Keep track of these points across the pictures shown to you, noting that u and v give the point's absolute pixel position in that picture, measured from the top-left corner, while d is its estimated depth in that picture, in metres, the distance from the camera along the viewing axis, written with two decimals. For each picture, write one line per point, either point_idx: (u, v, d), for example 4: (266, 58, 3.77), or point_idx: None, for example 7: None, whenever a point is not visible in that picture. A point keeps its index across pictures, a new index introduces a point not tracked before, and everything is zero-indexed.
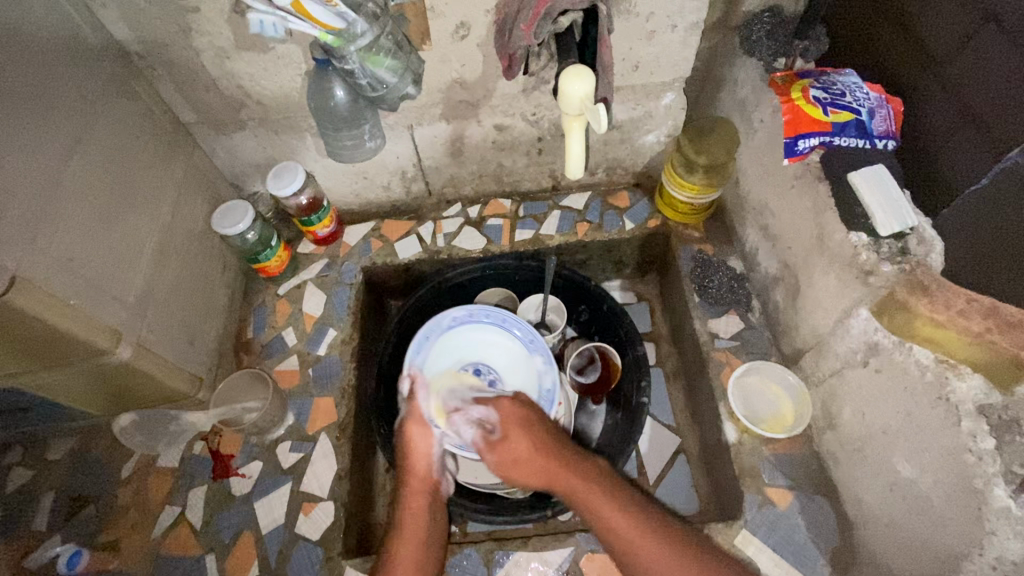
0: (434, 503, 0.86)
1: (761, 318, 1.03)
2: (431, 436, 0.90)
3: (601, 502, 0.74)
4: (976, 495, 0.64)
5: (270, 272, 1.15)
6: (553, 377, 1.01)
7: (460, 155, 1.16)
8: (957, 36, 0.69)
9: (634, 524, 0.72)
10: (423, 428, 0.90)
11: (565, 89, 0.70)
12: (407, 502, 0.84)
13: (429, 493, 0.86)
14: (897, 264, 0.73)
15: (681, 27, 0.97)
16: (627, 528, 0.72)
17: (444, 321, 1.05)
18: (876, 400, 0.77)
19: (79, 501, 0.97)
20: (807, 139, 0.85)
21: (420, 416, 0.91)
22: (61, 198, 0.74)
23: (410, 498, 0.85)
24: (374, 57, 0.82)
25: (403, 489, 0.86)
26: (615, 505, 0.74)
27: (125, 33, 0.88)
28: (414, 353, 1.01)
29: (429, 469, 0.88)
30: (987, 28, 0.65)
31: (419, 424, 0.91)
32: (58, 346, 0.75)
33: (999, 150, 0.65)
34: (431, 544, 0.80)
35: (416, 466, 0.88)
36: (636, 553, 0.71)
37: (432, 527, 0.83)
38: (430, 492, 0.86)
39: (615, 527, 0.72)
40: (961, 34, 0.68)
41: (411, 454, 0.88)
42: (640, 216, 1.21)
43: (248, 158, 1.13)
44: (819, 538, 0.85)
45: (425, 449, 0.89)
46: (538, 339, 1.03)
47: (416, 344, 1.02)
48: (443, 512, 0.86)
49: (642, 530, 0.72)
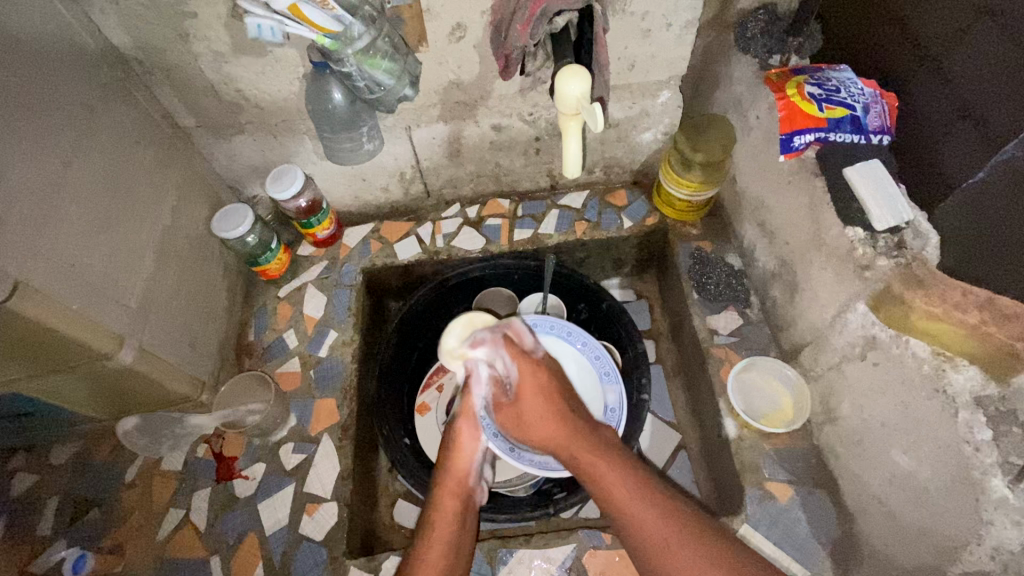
0: (467, 508, 0.87)
1: (760, 314, 1.04)
2: (478, 439, 0.92)
3: (606, 469, 0.77)
4: (974, 487, 0.65)
5: (270, 275, 1.15)
6: (617, 394, 0.99)
7: (458, 155, 1.17)
8: (955, 30, 0.68)
9: (631, 492, 0.74)
10: (473, 432, 0.92)
11: (562, 88, 0.71)
12: (439, 501, 0.86)
13: (462, 496, 0.88)
14: (893, 257, 0.74)
15: (676, 25, 0.98)
16: (623, 494, 0.74)
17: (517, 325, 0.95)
18: (873, 393, 0.78)
19: (83, 505, 0.98)
20: (802, 136, 0.85)
21: (472, 414, 0.92)
22: (62, 203, 0.74)
23: (442, 499, 0.86)
24: (371, 60, 0.83)
25: (436, 489, 0.88)
26: (614, 471, 0.76)
27: (123, 38, 0.89)
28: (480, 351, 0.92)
29: (467, 472, 0.90)
30: (986, 20, 0.64)
31: (470, 421, 0.92)
32: (60, 351, 0.75)
33: (994, 143, 0.64)
34: (459, 547, 0.82)
35: (457, 466, 0.90)
36: (642, 529, 0.72)
37: (462, 529, 0.84)
38: (463, 496, 0.87)
39: (620, 498, 0.74)
40: (960, 27, 0.68)
41: (454, 454, 0.91)
42: (639, 213, 1.21)
43: (248, 161, 1.13)
44: (820, 531, 0.86)
45: (471, 450, 0.92)
46: (606, 360, 1.01)
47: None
48: (472, 518, 0.87)
49: (642, 508, 0.73)
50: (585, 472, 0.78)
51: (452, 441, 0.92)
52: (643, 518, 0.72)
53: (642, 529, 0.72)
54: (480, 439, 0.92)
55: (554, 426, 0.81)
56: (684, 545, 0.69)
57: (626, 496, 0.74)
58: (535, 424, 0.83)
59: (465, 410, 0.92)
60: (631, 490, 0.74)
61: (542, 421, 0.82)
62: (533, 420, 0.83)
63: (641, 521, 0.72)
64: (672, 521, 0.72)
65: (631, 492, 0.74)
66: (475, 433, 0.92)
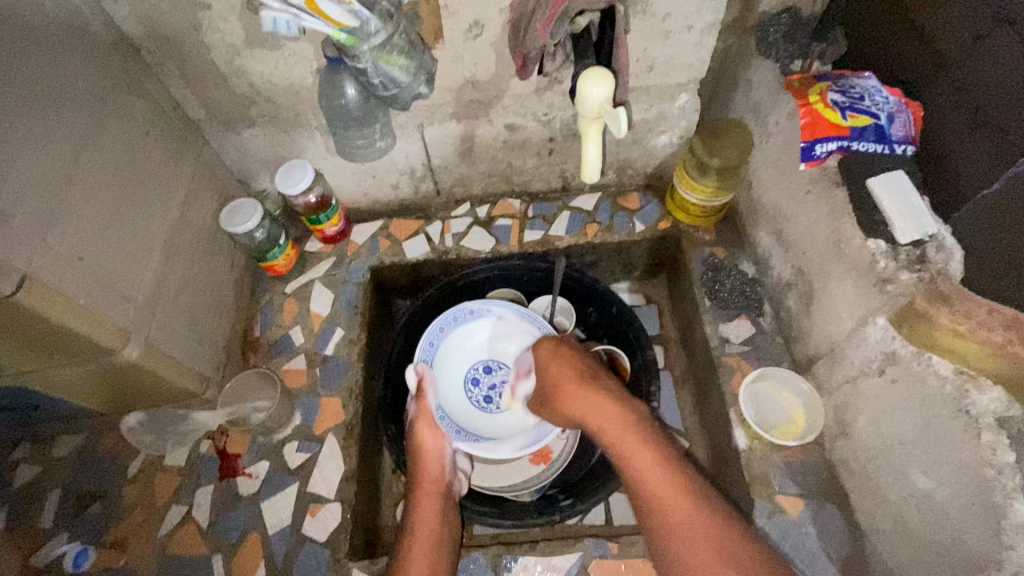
0: (445, 502, 0.89)
1: (773, 323, 1.02)
2: (441, 436, 0.93)
3: (637, 447, 0.76)
4: (995, 510, 0.63)
5: (278, 270, 1.14)
6: None
7: (471, 154, 1.15)
8: (972, 38, 0.67)
9: (671, 482, 0.73)
10: (433, 430, 0.93)
11: (583, 92, 0.71)
12: (418, 502, 0.88)
13: (441, 493, 0.90)
14: (915, 272, 0.72)
15: (697, 28, 0.96)
16: (666, 490, 0.73)
17: (447, 323, 1.06)
18: (891, 410, 0.76)
19: (85, 499, 0.97)
20: (825, 144, 0.83)
21: (429, 416, 0.94)
22: (71, 196, 0.73)
23: (422, 499, 0.88)
24: (387, 57, 0.81)
25: (415, 490, 0.89)
26: (656, 462, 0.75)
27: (136, 28, 0.87)
28: (423, 354, 1.03)
29: (441, 471, 0.92)
30: (1004, 26, 0.63)
31: (427, 423, 0.94)
32: (66, 345, 0.74)
33: (1012, 153, 0.63)
34: (440, 540, 0.83)
35: (426, 462, 0.91)
36: (665, 506, 0.72)
37: (443, 525, 0.86)
38: (442, 492, 0.90)
39: (652, 484, 0.74)
40: (977, 34, 0.67)
41: (423, 454, 0.92)
42: (651, 217, 1.19)
43: (257, 155, 1.12)
44: (831, 547, 0.84)
45: (437, 449, 0.93)
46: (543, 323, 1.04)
47: (423, 350, 1.03)
48: (454, 512, 0.89)
49: (687, 509, 0.71)
50: (620, 448, 0.77)
51: (416, 446, 0.92)
52: (677, 513, 0.71)
53: (675, 518, 0.71)
54: (444, 437, 0.93)
55: (592, 399, 0.82)
56: (726, 554, 0.67)
57: (657, 477, 0.74)
58: (573, 401, 0.83)
59: (421, 415, 0.94)
60: (665, 485, 0.73)
61: (580, 396, 0.83)
62: (580, 392, 0.83)
63: (679, 513, 0.71)
64: (713, 522, 0.70)
65: (665, 485, 0.73)
66: (436, 431, 0.93)
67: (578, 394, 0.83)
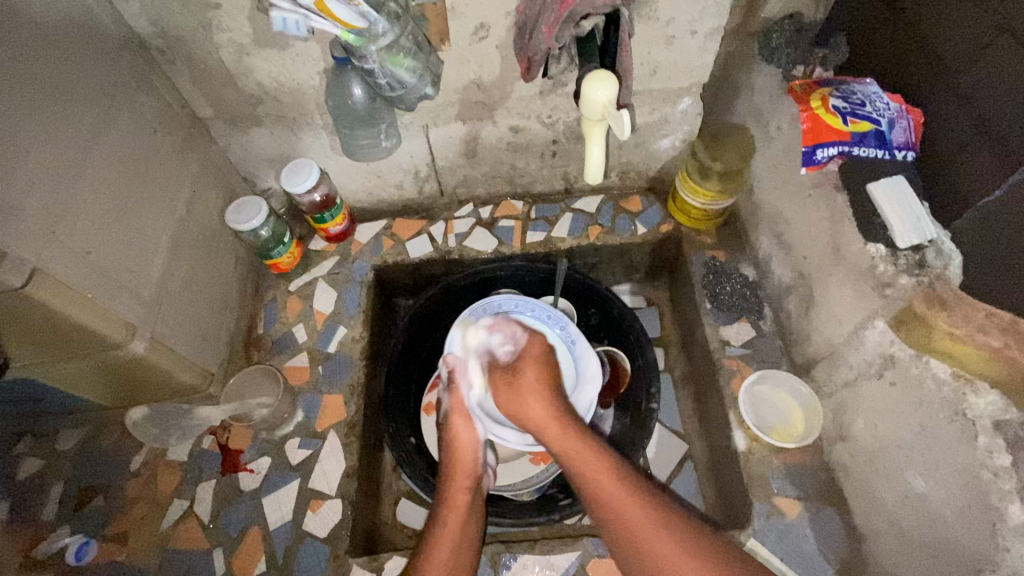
0: (476, 495, 0.87)
1: (773, 326, 1.03)
2: (475, 429, 0.91)
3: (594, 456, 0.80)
4: (991, 512, 0.64)
5: (282, 268, 1.15)
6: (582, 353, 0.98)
7: (475, 155, 1.16)
8: (972, 46, 0.69)
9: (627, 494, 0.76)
10: (466, 420, 0.90)
11: (588, 95, 0.72)
12: (451, 495, 0.86)
13: (473, 488, 0.87)
14: (914, 277, 0.73)
15: (702, 33, 0.97)
16: (625, 497, 0.76)
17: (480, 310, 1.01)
18: (889, 413, 0.77)
19: (88, 492, 0.98)
20: (825, 149, 0.84)
21: (463, 408, 0.91)
22: (80, 190, 0.74)
23: (454, 492, 0.86)
24: (394, 58, 0.82)
25: (445, 483, 0.87)
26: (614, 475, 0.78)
27: (145, 26, 0.88)
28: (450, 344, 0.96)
29: (473, 462, 0.89)
30: (1004, 36, 0.64)
31: (462, 415, 0.90)
32: (74, 339, 0.75)
33: (1011, 161, 0.64)
34: (467, 538, 0.81)
35: (461, 454, 0.89)
36: (630, 518, 0.74)
37: (470, 520, 0.84)
38: (472, 486, 0.87)
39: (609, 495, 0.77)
40: (976, 43, 0.68)
41: (457, 446, 0.89)
42: (653, 220, 1.20)
43: (263, 153, 1.13)
44: (828, 549, 0.85)
45: (470, 441, 0.90)
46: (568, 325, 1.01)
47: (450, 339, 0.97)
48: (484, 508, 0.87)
49: (647, 521, 0.74)
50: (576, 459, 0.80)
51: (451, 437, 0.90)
52: (637, 520, 0.74)
53: (633, 524, 0.74)
54: (477, 429, 0.91)
55: (546, 406, 0.84)
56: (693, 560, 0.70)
57: (611, 490, 0.77)
58: (532, 397, 0.85)
59: (455, 407, 0.91)
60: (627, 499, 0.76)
61: (541, 398, 0.85)
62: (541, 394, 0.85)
63: (642, 524, 0.74)
64: (671, 529, 0.73)
65: (625, 496, 0.76)
66: (470, 424, 0.91)
67: (536, 397, 0.85)
